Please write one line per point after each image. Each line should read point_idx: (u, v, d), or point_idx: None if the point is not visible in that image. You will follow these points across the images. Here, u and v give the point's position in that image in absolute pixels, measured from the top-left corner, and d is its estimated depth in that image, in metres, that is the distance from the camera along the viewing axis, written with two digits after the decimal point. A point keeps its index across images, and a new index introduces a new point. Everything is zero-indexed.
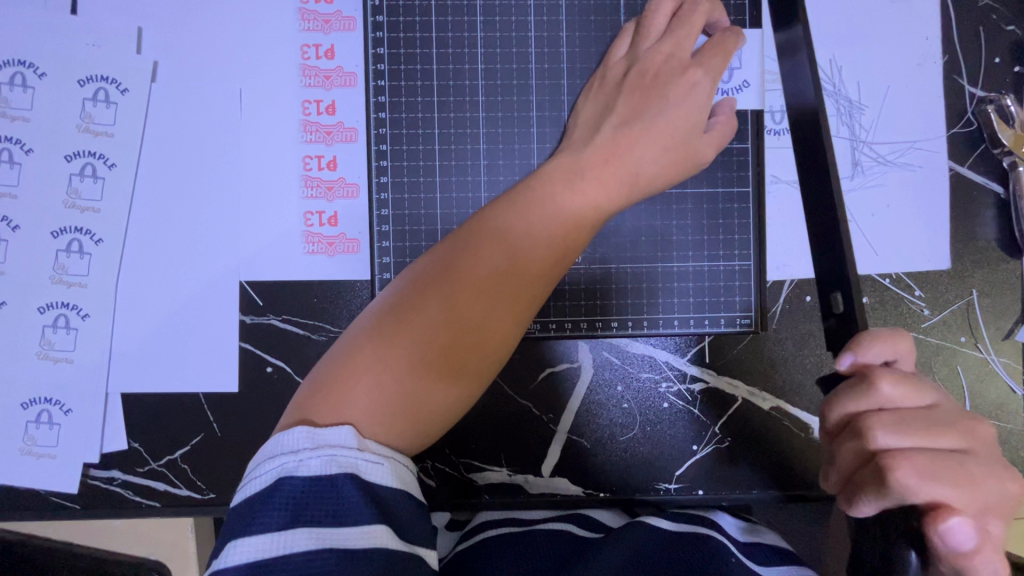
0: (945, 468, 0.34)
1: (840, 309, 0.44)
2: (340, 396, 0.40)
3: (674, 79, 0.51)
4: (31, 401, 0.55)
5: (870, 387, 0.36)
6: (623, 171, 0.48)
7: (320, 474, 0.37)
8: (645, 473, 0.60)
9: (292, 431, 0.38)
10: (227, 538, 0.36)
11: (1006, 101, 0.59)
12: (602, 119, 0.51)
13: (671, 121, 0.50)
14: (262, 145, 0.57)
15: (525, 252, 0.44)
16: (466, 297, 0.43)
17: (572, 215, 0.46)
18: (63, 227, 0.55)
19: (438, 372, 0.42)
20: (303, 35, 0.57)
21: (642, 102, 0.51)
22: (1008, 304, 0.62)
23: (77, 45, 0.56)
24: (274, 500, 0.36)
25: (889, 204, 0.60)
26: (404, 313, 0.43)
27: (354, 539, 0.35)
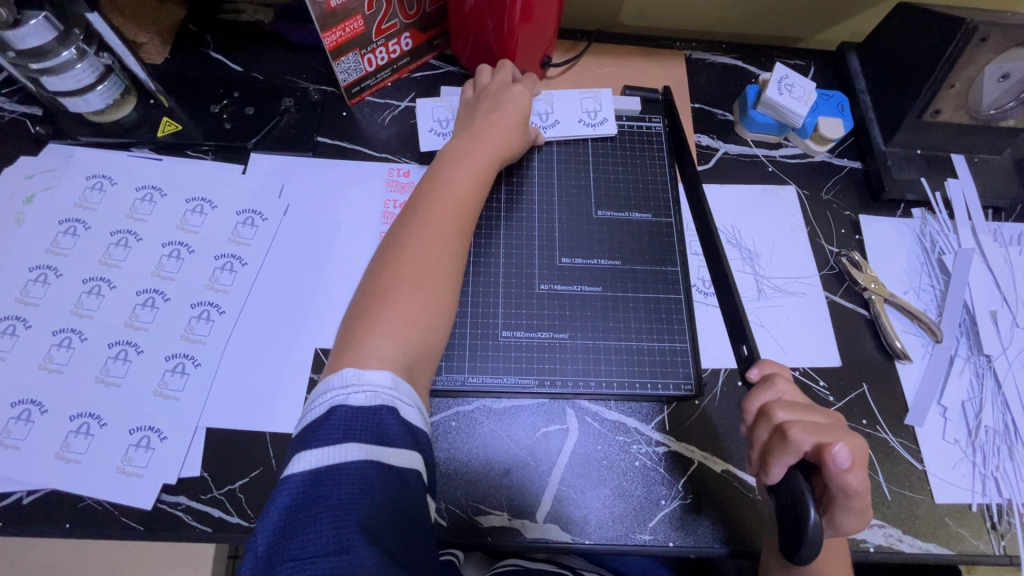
0: (822, 427, 0.52)
1: (746, 354, 0.70)
2: (359, 344, 0.59)
3: (502, 92, 0.85)
4: (137, 428, 0.70)
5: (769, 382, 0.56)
6: (484, 147, 0.78)
7: (366, 405, 0.54)
8: (623, 524, 0.71)
9: (341, 374, 0.56)
10: (297, 451, 0.51)
11: (853, 255, 0.89)
12: (469, 119, 0.83)
13: (516, 104, 0.84)
14: (351, 257, 0.83)
15: (449, 207, 0.71)
16: (425, 260, 0.66)
17: (472, 172, 0.75)
18: (201, 301, 0.78)
19: (415, 311, 0.63)
20: (388, 194, 0.88)
21: (489, 107, 0.83)
22: (893, 395, 0.81)
23: (241, 190, 0.86)
24: (333, 422, 0.52)
25: (787, 318, 0.85)
26: (378, 286, 0.64)
27: (396, 459, 0.52)
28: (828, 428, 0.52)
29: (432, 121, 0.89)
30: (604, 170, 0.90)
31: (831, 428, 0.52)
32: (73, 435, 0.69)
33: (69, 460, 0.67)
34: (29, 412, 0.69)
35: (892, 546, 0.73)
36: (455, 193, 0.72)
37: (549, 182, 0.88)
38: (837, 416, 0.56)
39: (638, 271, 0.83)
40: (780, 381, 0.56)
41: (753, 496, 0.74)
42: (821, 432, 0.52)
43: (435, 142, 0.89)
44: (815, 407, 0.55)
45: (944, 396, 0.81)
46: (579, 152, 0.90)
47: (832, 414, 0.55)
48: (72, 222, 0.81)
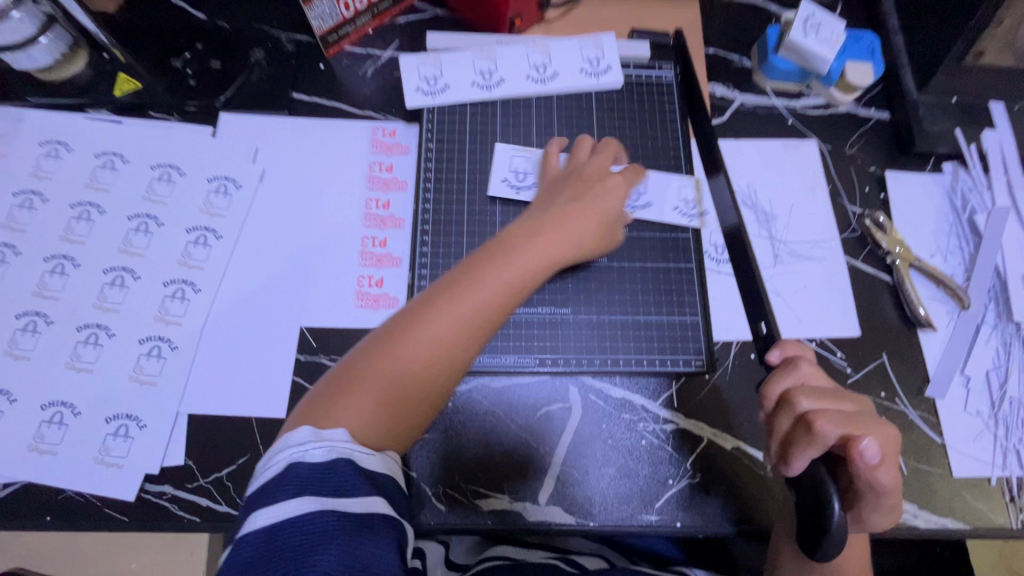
0: (850, 419, 0.48)
1: (763, 332, 0.66)
2: (328, 409, 0.55)
3: (600, 182, 0.71)
4: (115, 417, 0.66)
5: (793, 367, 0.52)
6: (542, 255, 0.64)
7: (322, 459, 0.51)
8: (628, 505, 0.69)
9: (299, 430, 0.53)
10: (251, 511, 0.49)
11: (877, 215, 0.82)
12: (552, 199, 0.70)
13: (601, 207, 0.69)
14: (334, 228, 0.77)
15: (469, 311, 0.59)
16: (429, 328, 0.58)
17: (507, 290, 0.61)
18: (174, 279, 0.72)
19: (399, 388, 0.57)
20: (373, 156, 0.81)
21: (576, 192, 0.70)
22: (913, 365, 0.77)
23: (211, 155, 0.78)
24: (286, 479, 0.50)
25: (804, 285, 0.79)
26: (377, 349, 0.58)
27: (355, 506, 0.50)
28: (857, 418, 0.49)
29: (508, 170, 0.78)
30: (608, 126, 0.82)
31: (860, 418, 0.49)
32: (46, 425, 0.65)
33: (44, 450, 0.64)
34: None
35: (905, 522, 0.70)
36: (486, 288, 0.60)
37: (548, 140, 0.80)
38: (864, 401, 0.52)
39: (646, 238, 0.77)
40: (804, 365, 0.52)
41: (764, 473, 0.71)
42: (850, 423, 0.48)
43: (507, 194, 0.77)
44: (842, 393, 0.51)
45: (967, 365, 0.77)
46: (581, 105, 0.82)
47: (860, 399, 0.52)
48: (27, 194, 0.74)
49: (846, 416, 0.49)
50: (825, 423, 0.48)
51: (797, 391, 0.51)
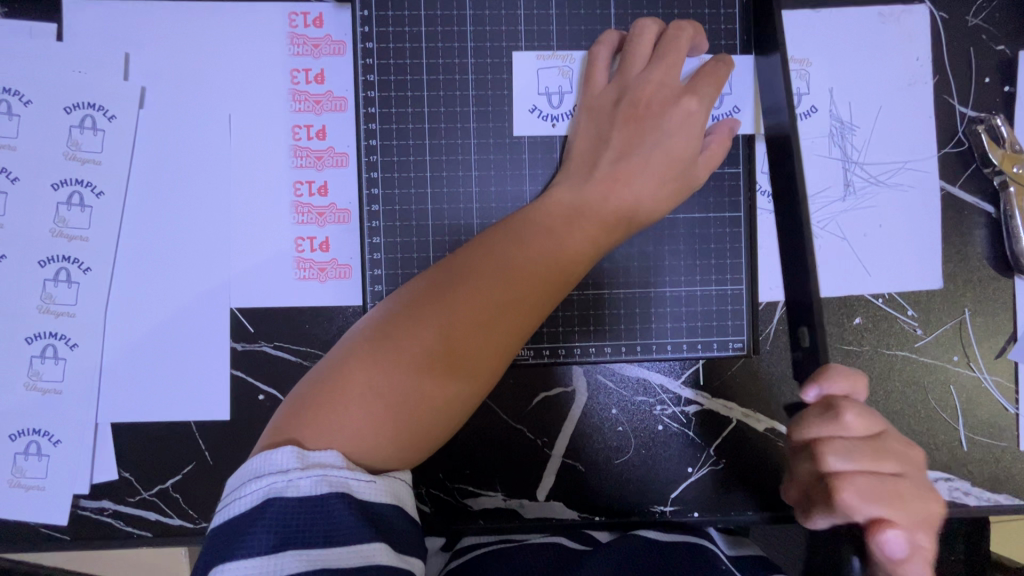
0: (884, 492, 0.38)
1: (806, 344, 0.45)
2: (314, 418, 0.40)
3: (668, 107, 0.50)
4: (20, 433, 0.55)
5: (835, 415, 0.38)
6: (590, 237, 0.47)
7: (311, 495, 0.37)
8: (640, 495, 0.60)
9: (281, 451, 0.38)
10: (213, 562, 0.36)
11: (996, 121, 0.59)
12: (598, 150, 0.51)
13: (666, 154, 0.50)
14: (253, 173, 0.57)
15: (520, 284, 0.45)
16: (465, 300, 0.44)
17: (548, 281, 0.46)
18: (51, 256, 0.55)
19: (417, 384, 0.42)
20: (293, 60, 0.56)
21: (635, 134, 0.50)
22: (1001, 322, 0.62)
23: (62, 71, 0.55)
24: (261, 522, 0.36)
25: (880, 224, 0.61)
26: (380, 351, 0.42)
27: (349, 557, 0.36)
28: (896, 492, 0.38)
29: (537, 93, 0.55)
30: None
31: (898, 492, 0.38)
32: None
33: None
34: None
35: (956, 500, 0.62)
36: (520, 288, 0.45)
37: (542, 27, 0.55)
38: (913, 457, 0.40)
39: None
40: (850, 414, 0.38)
41: None
42: (885, 496, 0.37)
43: (541, 129, 0.55)
44: (890, 450, 0.39)
45: None
46: None
47: (908, 456, 0.39)
48: None
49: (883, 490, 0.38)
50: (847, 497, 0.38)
51: (827, 447, 0.38)
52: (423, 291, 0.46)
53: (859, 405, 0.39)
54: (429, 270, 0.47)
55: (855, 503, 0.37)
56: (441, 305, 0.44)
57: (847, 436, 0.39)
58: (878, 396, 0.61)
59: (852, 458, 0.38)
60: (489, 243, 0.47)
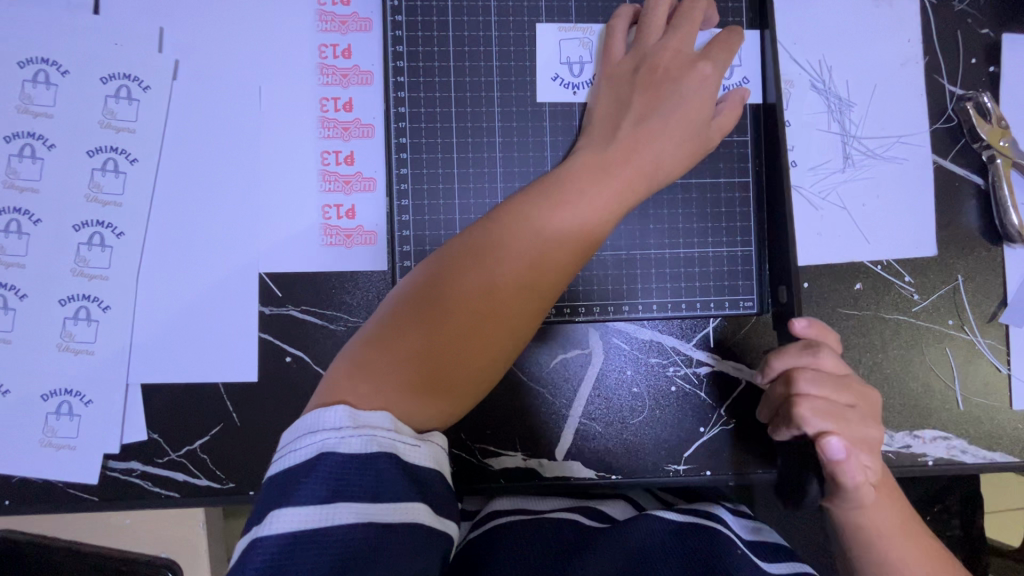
0: (835, 413, 0.48)
1: (783, 300, 0.56)
2: (361, 381, 0.42)
3: (685, 71, 0.53)
4: (51, 393, 0.56)
5: (810, 351, 0.50)
6: (614, 195, 0.50)
7: (362, 454, 0.38)
8: (655, 455, 0.62)
9: (333, 410, 0.40)
10: (268, 508, 0.37)
11: (982, 98, 0.63)
12: (619, 115, 0.53)
13: (684, 116, 0.52)
14: (283, 142, 0.59)
15: (551, 243, 0.47)
16: (499, 261, 0.46)
17: (576, 238, 0.48)
18: (86, 221, 0.56)
19: (457, 339, 0.44)
20: (321, 35, 0.59)
21: (653, 98, 0.52)
22: (991, 287, 0.65)
23: (99, 43, 0.57)
24: (315, 474, 0.38)
25: (877, 195, 0.64)
26: (424, 311, 0.45)
27: (394, 513, 0.38)
28: (847, 416, 0.48)
29: (559, 63, 0.58)
30: None
31: (848, 416, 0.48)
32: None
33: None
34: None
35: (953, 458, 0.65)
36: (551, 244, 0.47)
37: (561, 5, 0.58)
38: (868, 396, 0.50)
39: None
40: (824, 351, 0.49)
41: None
42: (835, 416, 0.48)
43: (562, 97, 0.58)
44: (849, 387, 0.49)
45: None
46: None
47: (863, 394, 0.50)
48: None
49: (835, 411, 0.48)
50: (805, 409, 0.47)
51: (799, 372, 0.49)
52: (456, 254, 0.48)
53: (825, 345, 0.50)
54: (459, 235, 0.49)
55: (810, 416, 0.47)
56: (475, 267, 0.46)
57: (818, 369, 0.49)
58: (878, 358, 0.64)
59: (818, 382, 0.48)
60: (517, 207, 0.49)
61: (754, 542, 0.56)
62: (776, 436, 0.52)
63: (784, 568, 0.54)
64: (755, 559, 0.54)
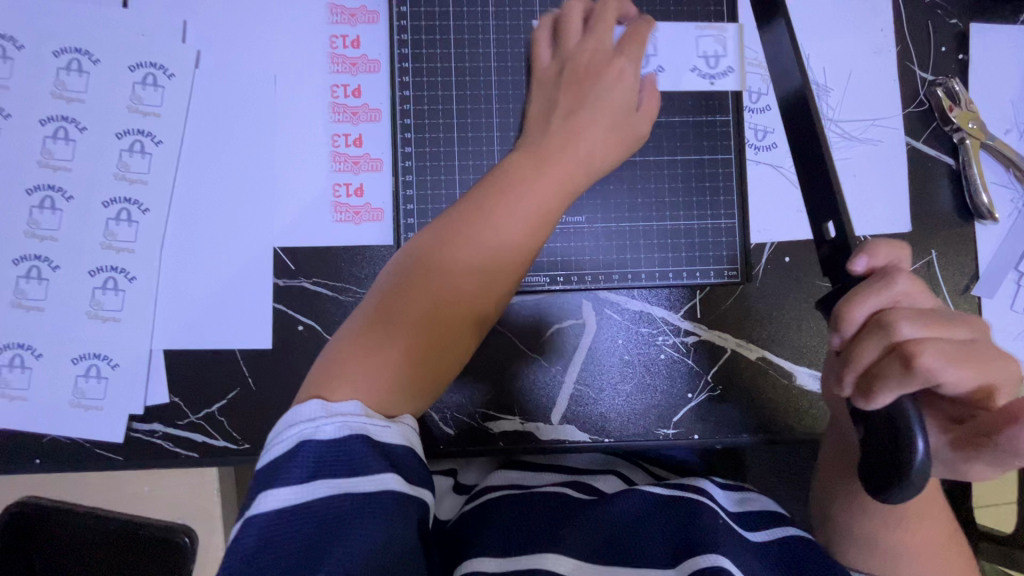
0: (955, 354, 0.40)
1: (833, 237, 0.46)
2: (333, 380, 0.46)
3: (605, 68, 0.57)
4: (81, 357, 0.60)
5: (890, 283, 0.42)
6: (556, 182, 0.53)
7: (334, 438, 0.42)
8: (645, 420, 0.66)
9: (308, 404, 0.44)
10: (259, 490, 0.42)
11: (953, 83, 0.67)
12: (549, 112, 0.57)
13: (612, 105, 0.57)
14: (297, 125, 0.63)
15: (496, 234, 0.51)
16: (450, 259, 0.50)
17: (522, 227, 0.51)
18: (114, 198, 0.61)
19: (415, 328, 0.48)
20: (332, 27, 0.64)
21: (580, 93, 0.56)
22: (964, 261, 0.69)
23: (128, 34, 0.62)
24: (295, 459, 0.42)
25: (854, 174, 0.68)
26: (381, 310, 0.49)
27: (367, 485, 0.41)
28: (968, 352, 0.41)
29: None
30: None
31: (973, 353, 0.41)
32: (8, 369, 0.59)
33: (13, 397, 0.59)
34: None
35: None
36: (496, 233, 0.51)
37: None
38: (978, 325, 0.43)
39: (676, 123, 0.64)
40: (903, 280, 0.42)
41: (788, 381, 0.67)
42: (955, 356, 0.40)
43: None
44: (953, 318, 0.42)
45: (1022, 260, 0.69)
46: None
47: (974, 323, 0.43)
48: None
49: (956, 352, 0.40)
50: (929, 358, 0.40)
51: (896, 314, 0.41)
52: (409, 257, 0.51)
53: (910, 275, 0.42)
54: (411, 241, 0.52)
55: (936, 365, 0.40)
56: (425, 265, 0.50)
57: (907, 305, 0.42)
58: None
59: (920, 322, 0.41)
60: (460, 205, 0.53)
61: (740, 514, 0.60)
62: (876, 407, 0.41)
63: (768, 535, 0.57)
64: (738, 529, 0.58)
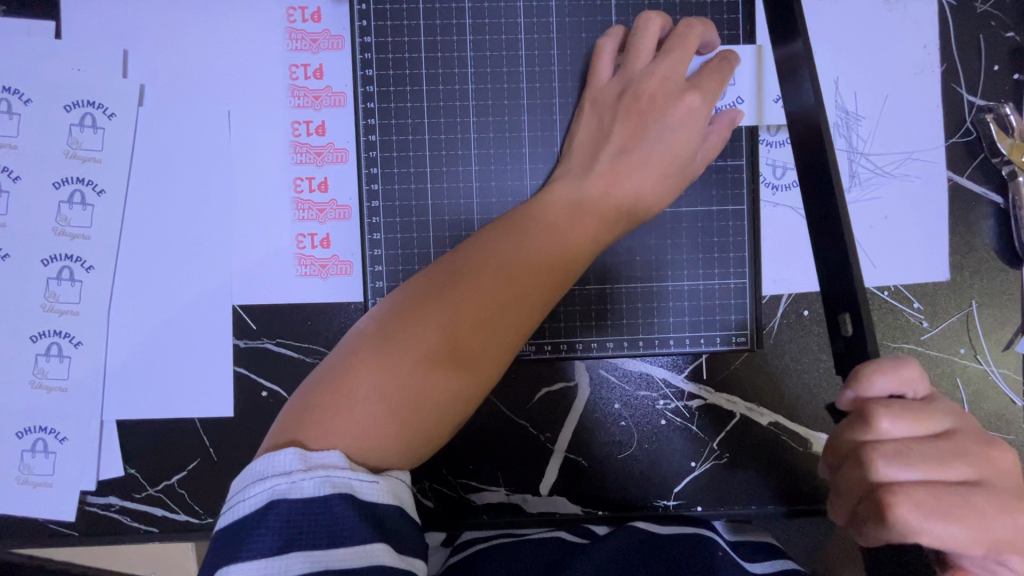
0: (950, 504, 0.34)
1: (850, 332, 0.42)
2: (318, 420, 0.40)
3: (671, 102, 0.49)
4: (26, 430, 0.55)
5: (870, 420, 0.36)
6: (590, 232, 0.47)
7: (315, 497, 0.36)
8: (642, 491, 0.60)
9: (284, 452, 0.38)
10: (217, 565, 0.35)
11: (1005, 109, 0.59)
12: (599, 145, 0.50)
13: (670, 145, 0.49)
14: (253, 169, 0.57)
15: (527, 269, 0.44)
16: (472, 286, 0.43)
17: (553, 273, 0.45)
18: (54, 254, 0.55)
19: (422, 370, 0.41)
20: (291, 55, 0.56)
21: (638, 127, 0.49)
22: (1008, 312, 0.61)
23: (61, 68, 0.55)
24: (266, 523, 0.36)
25: (886, 216, 0.60)
26: (383, 340, 0.42)
27: (350, 557, 0.36)
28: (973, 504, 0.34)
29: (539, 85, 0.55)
30: None
31: (972, 504, 0.34)
32: None
33: None
34: None
35: None
36: (525, 275, 0.44)
37: (542, 20, 0.55)
38: (995, 463, 0.35)
39: None
40: (887, 418, 0.36)
41: (803, 451, 0.60)
42: (947, 511, 0.33)
43: (545, 120, 0.55)
44: (958, 451, 0.35)
45: None
46: None
47: (986, 463, 0.35)
48: None
49: (935, 495, 0.34)
50: (906, 509, 0.34)
51: (879, 450, 0.36)
52: (427, 283, 0.45)
53: (911, 408, 0.36)
54: (431, 266, 0.46)
55: (917, 517, 0.34)
56: (444, 294, 0.43)
57: (900, 439, 0.36)
58: None
59: (905, 460, 0.35)
60: (489, 237, 0.47)
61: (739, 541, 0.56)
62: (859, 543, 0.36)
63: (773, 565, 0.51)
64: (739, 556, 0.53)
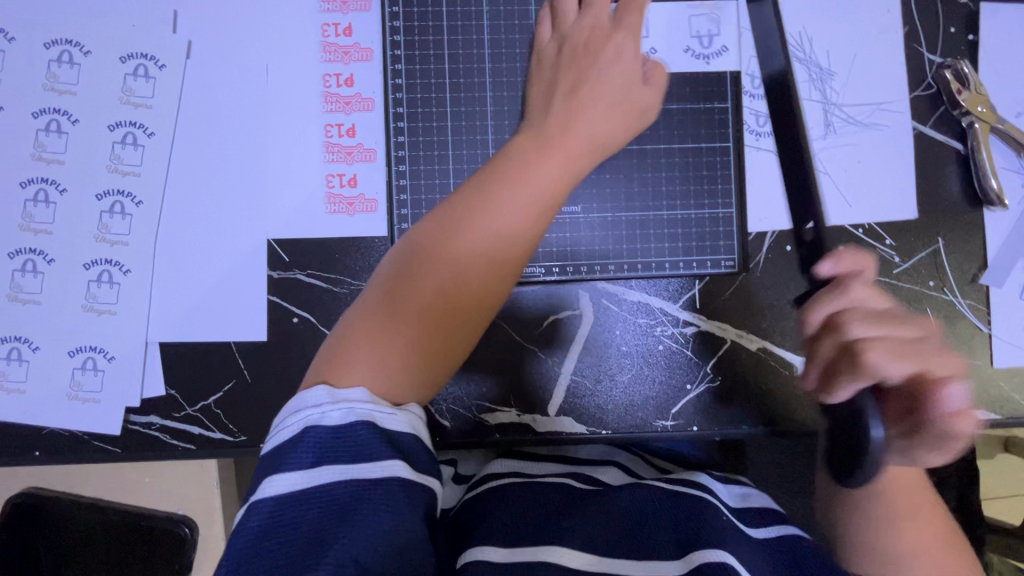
0: (908, 349, 0.47)
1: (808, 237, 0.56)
2: (342, 364, 0.46)
3: (602, 45, 0.59)
4: (78, 349, 0.60)
5: (843, 290, 0.49)
6: (561, 168, 0.53)
7: (342, 423, 0.42)
8: (643, 411, 0.65)
9: (314, 389, 0.44)
10: (263, 477, 0.41)
11: (961, 66, 0.65)
12: (549, 91, 0.58)
13: (608, 82, 0.58)
14: (288, 115, 0.63)
15: (513, 209, 0.50)
16: (466, 237, 0.49)
17: (530, 213, 0.51)
18: (107, 190, 0.60)
19: (430, 310, 0.48)
20: (323, 15, 0.63)
21: (574, 74, 0.58)
22: (972, 249, 0.67)
23: (117, 25, 0.61)
24: (301, 445, 0.41)
25: (859, 160, 0.66)
26: (389, 294, 0.49)
27: (374, 471, 0.40)
28: (919, 349, 0.47)
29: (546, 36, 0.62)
30: None
31: (917, 348, 0.47)
32: (6, 362, 0.60)
33: (11, 389, 0.60)
34: (20, 351, 0.60)
35: None
36: (504, 219, 0.50)
37: None
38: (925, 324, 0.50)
39: (674, 111, 0.63)
40: (854, 286, 0.49)
41: (789, 372, 0.65)
42: (908, 351, 0.47)
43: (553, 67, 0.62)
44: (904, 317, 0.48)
45: None
46: None
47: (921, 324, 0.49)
48: None
49: (887, 344, 0.47)
50: (877, 352, 0.46)
51: (850, 316, 0.48)
52: (417, 240, 0.51)
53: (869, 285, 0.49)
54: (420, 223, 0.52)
55: (884, 359, 0.46)
56: (439, 245, 0.50)
57: (861, 306, 0.49)
58: None
59: (871, 323, 0.47)
60: (467, 187, 0.53)
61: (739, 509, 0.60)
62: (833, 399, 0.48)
63: (771, 532, 0.57)
64: (741, 526, 0.57)
